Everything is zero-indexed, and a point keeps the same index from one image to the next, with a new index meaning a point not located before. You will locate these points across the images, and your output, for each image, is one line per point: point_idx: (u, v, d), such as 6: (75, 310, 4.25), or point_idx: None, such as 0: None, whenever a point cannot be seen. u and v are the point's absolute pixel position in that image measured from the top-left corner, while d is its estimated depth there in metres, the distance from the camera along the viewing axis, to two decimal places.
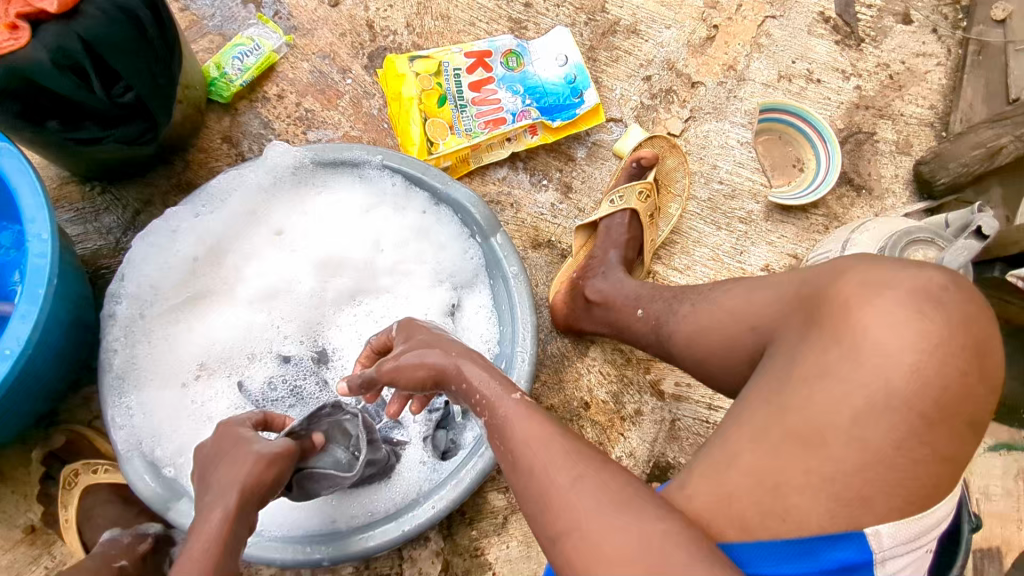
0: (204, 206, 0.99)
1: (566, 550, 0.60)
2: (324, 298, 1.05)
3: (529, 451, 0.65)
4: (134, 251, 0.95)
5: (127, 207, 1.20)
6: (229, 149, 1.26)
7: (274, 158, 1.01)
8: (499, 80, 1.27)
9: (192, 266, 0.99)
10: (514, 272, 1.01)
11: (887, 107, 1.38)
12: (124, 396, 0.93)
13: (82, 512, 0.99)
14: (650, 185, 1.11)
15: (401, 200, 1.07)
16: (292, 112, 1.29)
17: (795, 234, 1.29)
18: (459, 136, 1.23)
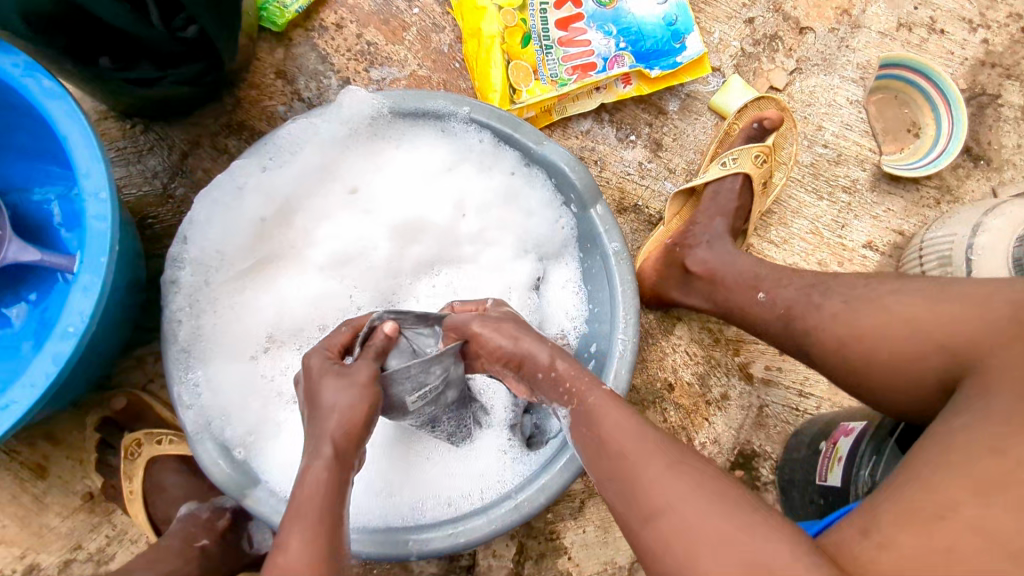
0: (272, 159, 0.87)
1: (660, 530, 0.58)
2: (401, 268, 0.97)
3: (618, 439, 0.63)
4: (198, 209, 0.85)
5: (173, 149, 1.08)
6: (284, 86, 1.12)
7: (350, 105, 0.88)
8: (590, 18, 1.11)
9: (260, 227, 0.91)
10: (615, 248, 0.90)
11: (1016, 66, 1.23)
12: (191, 372, 0.84)
13: (148, 484, 0.93)
14: (769, 149, 1.05)
15: (487, 159, 0.95)
16: (353, 45, 1.14)
17: (903, 208, 1.18)
18: (543, 83, 1.10)
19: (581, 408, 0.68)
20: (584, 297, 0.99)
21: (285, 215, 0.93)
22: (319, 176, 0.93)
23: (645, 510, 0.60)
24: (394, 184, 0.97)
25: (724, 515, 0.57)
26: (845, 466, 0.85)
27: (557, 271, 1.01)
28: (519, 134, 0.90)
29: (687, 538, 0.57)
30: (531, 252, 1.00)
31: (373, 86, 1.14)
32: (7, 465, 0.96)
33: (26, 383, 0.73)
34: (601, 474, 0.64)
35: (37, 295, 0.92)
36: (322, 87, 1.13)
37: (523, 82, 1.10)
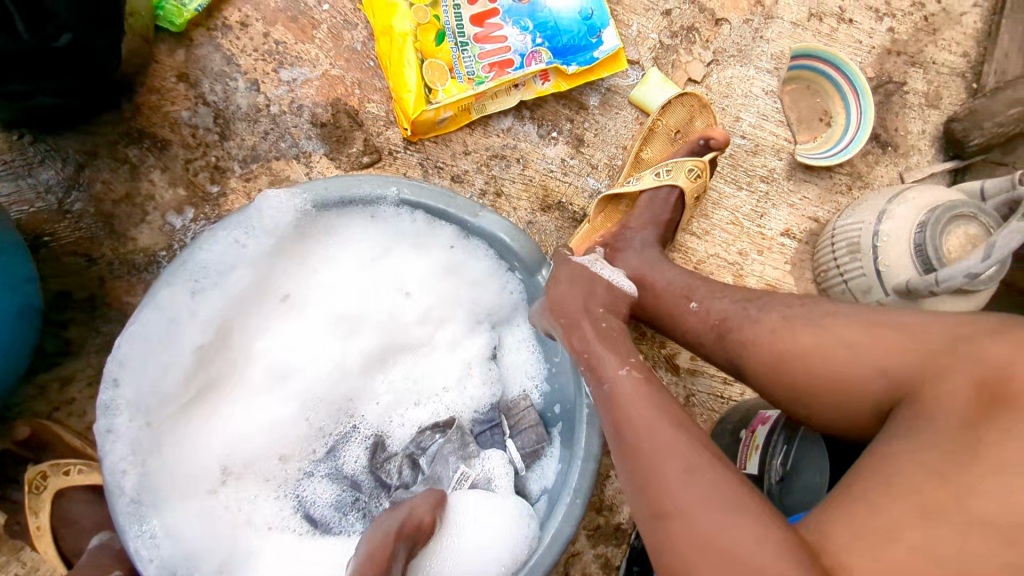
0: (200, 281, 0.80)
1: (671, 530, 0.59)
2: (352, 369, 0.92)
3: (642, 432, 0.65)
4: (124, 348, 0.76)
5: (67, 160, 1.02)
6: (187, 89, 1.07)
7: (272, 211, 0.83)
8: (506, 12, 1.09)
9: (197, 355, 0.83)
10: None
11: (920, 54, 1.27)
12: (146, 522, 0.77)
13: (58, 518, 0.88)
14: (703, 163, 1.05)
15: (425, 241, 0.92)
16: (260, 45, 1.10)
17: (817, 196, 1.21)
18: (459, 82, 1.08)
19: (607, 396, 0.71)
20: (540, 357, 0.98)
21: (226, 337, 0.86)
22: (252, 289, 0.86)
23: (656, 512, 0.61)
24: (331, 278, 0.92)
25: (732, 515, 0.58)
26: (761, 453, 0.87)
27: (510, 334, 1.00)
28: (454, 209, 0.87)
29: (696, 540, 0.58)
30: (483, 321, 0.98)
31: (283, 87, 1.09)
32: None
33: None
34: (622, 472, 0.65)
35: None
36: (228, 90, 1.08)
37: (439, 79, 1.07)
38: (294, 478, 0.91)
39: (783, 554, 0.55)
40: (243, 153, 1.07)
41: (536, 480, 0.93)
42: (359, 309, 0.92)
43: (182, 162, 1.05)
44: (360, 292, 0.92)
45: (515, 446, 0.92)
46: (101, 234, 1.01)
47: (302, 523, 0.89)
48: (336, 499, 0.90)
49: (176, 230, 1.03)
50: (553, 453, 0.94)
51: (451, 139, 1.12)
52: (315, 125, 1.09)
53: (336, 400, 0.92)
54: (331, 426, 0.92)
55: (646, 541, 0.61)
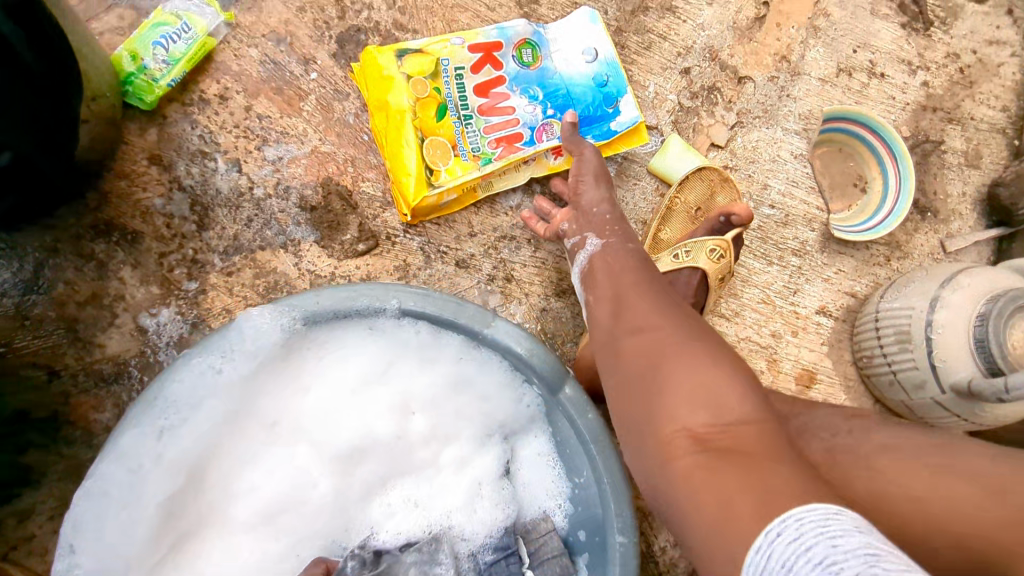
0: (169, 420, 0.69)
1: (640, 342, 0.72)
2: (349, 497, 0.80)
3: (626, 280, 0.80)
4: (81, 510, 0.66)
5: (23, 259, 0.90)
6: (160, 173, 0.96)
7: (255, 333, 0.73)
8: (512, 82, 1.00)
9: (169, 502, 0.71)
10: (596, 432, 0.78)
11: (958, 109, 1.18)
12: None
13: None
14: (726, 244, 0.94)
15: (428, 351, 0.81)
16: (241, 120, 0.99)
17: (854, 268, 1.11)
18: (462, 160, 0.98)
19: (607, 263, 0.85)
20: (561, 473, 0.85)
21: (201, 475, 0.74)
22: (231, 419, 0.75)
23: (630, 331, 0.74)
24: (321, 398, 0.79)
25: (702, 352, 0.68)
26: None
27: (525, 446, 0.87)
28: (463, 319, 0.77)
29: (664, 351, 0.69)
30: (496, 433, 0.86)
31: (267, 167, 0.99)
32: None
33: None
34: (603, 311, 0.80)
35: None
36: (206, 172, 0.97)
37: (440, 158, 0.97)
38: None
39: (745, 394, 0.63)
40: (224, 243, 0.96)
41: None
42: (357, 432, 0.80)
43: (155, 256, 0.94)
44: (355, 412, 0.81)
45: None
46: (64, 341, 0.90)
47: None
48: None
49: (148, 333, 0.92)
50: None
51: (455, 219, 1.01)
52: (304, 209, 0.98)
53: (330, 531, 0.80)
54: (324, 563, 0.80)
55: (609, 361, 0.75)
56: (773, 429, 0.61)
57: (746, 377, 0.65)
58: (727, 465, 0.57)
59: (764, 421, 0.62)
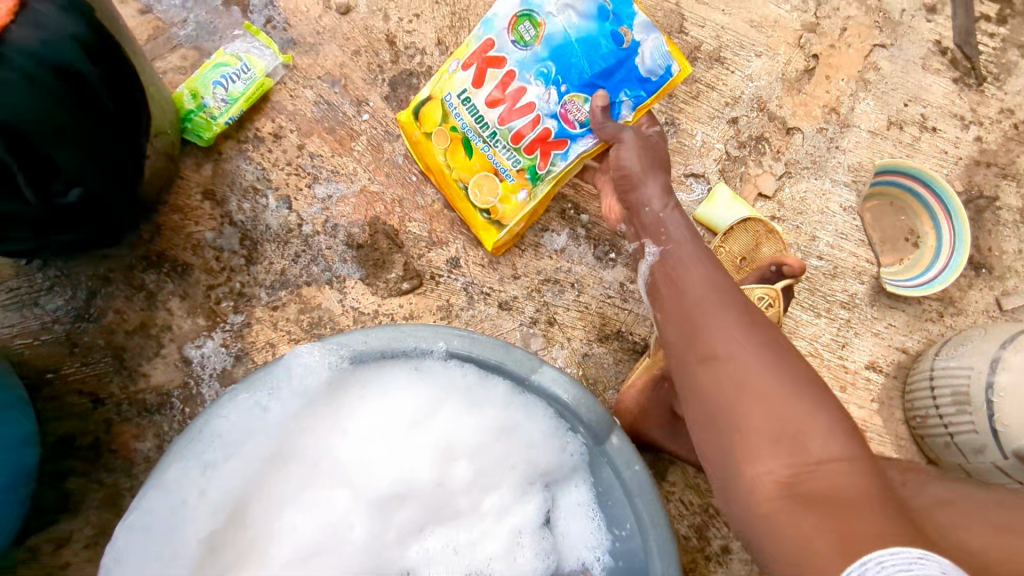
0: (214, 453, 0.69)
1: (719, 369, 0.70)
2: (387, 540, 0.78)
3: (698, 290, 0.78)
4: (124, 542, 0.66)
5: (78, 288, 0.92)
6: (213, 208, 0.98)
7: (304, 370, 0.72)
8: (518, 67, 0.91)
9: (208, 539, 0.71)
10: (643, 488, 0.75)
11: (1012, 164, 1.16)
12: None
13: None
14: (776, 292, 0.92)
15: (474, 394, 0.80)
16: (293, 158, 1.01)
17: (906, 323, 1.08)
18: (508, 179, 0.93)
19: (675, 270, 0.83)
20: (601, 526, 0.82)
21: (241, 512, 0.74)
22: (274, 456, 0.74)
23: (707, 355, 0.72)
24: (361, 438, 0.78)
25: (788, 385, 0.66)
26: None
27: (566, 496, 0.85)
28: (510, 363, 0.76)
29: (745, 380, 0.67)
30: (538, 482, 0.84)
31: (317, 205, 1.00)
32: None
33: None
34: (673, 329, 0.79)
35: None
36: (257, 208, 0.99)
37: (491, 188, 0.94)
38: None
39: (833, 433, 0.62)
40: (271, 278, 0.97)
41: None
42: (397, 474, 0.78)
43: (203, 288, 0.95)
44: (397, 453, 0.79)
45: None
46: (110, 369, 0.91)
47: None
48: None
49: (192, 364, 0.93)
50: None
51: (498, 262, 1.02)
52: (351, 246, 0.99)
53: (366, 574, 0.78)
54: None
55: (683, 383, 0.74)
56: (859, 465, 0.61)
57: (832, 410, 0.64)
58: (816, 515, 0.57)
59: (856, 457, 0.61)
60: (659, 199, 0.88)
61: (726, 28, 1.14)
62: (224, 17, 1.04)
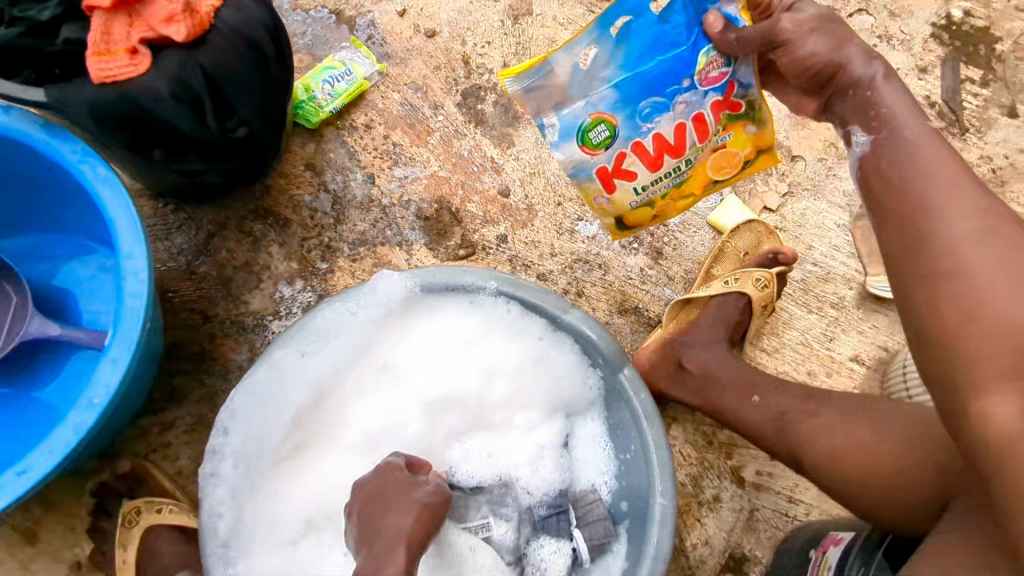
0: (309, 344, 0.89)
1: (937, 284, 0.63)
2: (435, 437, 0.96)
3: (942, 185, 0.65)
4: (239, 400, 0.85)
5: (201, 229, 1.15)
6: (312, 177, 1.20)
7: (385, 289, 0.92)
8: (626, 116, 0.80)
9: (299, 411, 0.90)
10: (647, 413, 0.92)
11: None
12: (232, 566, 0.83)
13: (142, 554, 0.94)
14: (771, 275, 1.11)
15: (516, 328, 0.98)
16: (379, 145, 1.24)
17: (888, 326, 1.24)
18: (733, 140, 0.85)
19: (904, 149, 0.68)
20: (611, 454, 1.00)
21: (324, 398, 0.93)
22: (354, 358, 0.94)
23: (933, 265, 0.64)
24: (422, 354, 0.97)
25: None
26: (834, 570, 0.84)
27: (583, 426, 1.03)
28: (546, 303, 0.95)
29: (989, 286, 0.60)
30: (560, 410, 1.02)
31: (395, 182, 1.22)
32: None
33: (47, 448, 0.74)
34: (894, 234, 0.67)
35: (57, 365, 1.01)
36: (347, 181, 1.21)
37: (729, 155, 0.87)
38: None
39: None
40: (353, 236, 1.18)
41: None
42: (449, 385, 0.97)
43: (298, 239, 1.17)
44: (450, 369, 0.97)
45: (582, 537, 0.94)
46: (219, 295, 1.12)
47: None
48: None
49: (283, 298, 1.13)
50: (619, 550, 0.95)
51: (539, 241, 1.22)
52: (419, 218, 1.21)
53: None
54: None
55: (900, 306, 0.67)
56: None
57: None
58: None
59: None
60: (864, 64, 0.71)
61: None
62: (336, 32, 1.30)
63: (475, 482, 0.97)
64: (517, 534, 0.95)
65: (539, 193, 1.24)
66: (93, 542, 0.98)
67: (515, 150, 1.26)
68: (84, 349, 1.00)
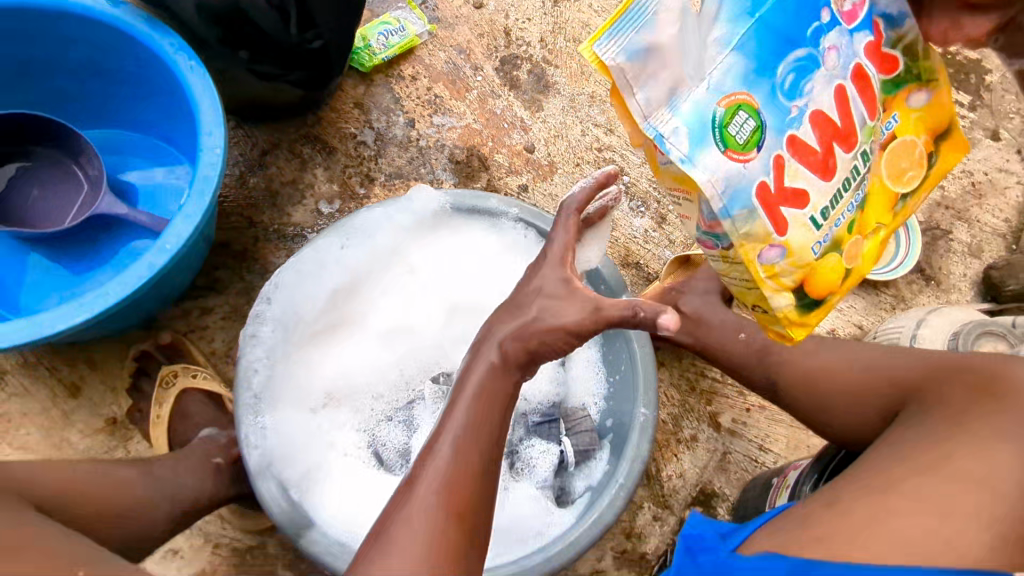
0: (348, 238, 1.01)
1: None
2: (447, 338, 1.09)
3: None
4: (283, 275, 0.97)
5: (256, 145, 1.27)
6: (359, 115, 1.34)
7: (419, 201, 1.03)
8: (766, 93, 0.63)
9: (332, 296, 1.02)
10: (639, 337, 1.04)
11: (965, 211, 1.46)
12: (259, 416, 0.93)
13: (175, 411, 1.04)
14: None
15: (528, 253, 1.08)
16: (422, 95, 1.37)
17: (864, 307, 1.36)
18: (901, 126, 0.74)
19: None
20: (602, 377, 1.11)
21: (355, 290, 1.04)
22: (385, 259, 1.05)
23: None
24: (445, 266, 1.09)
25: None
26: (790, 489, 0.99)
27: (580, 351, 1.13)
28: None
29: None
30: None
31: (433, 128, 1.35)
32: (46, 379, 1.10)
33: (122, 281, 0.85)
34: None
35: (116, 243, 1.12)
36: (391, 122, 1.34)
37: (906, 148, 0.74)
38: (377, 430, 1.04)
39: None
40: (390, 169, 1.31)
41: (581, 478, 1.05)
42: (465, 294, 1.08)
43: (342, 166, 1.29)
44: (468, 281, 1.09)
45: (570, 441, 1.04)
46: (266, 203, 1.25)
47: (370, 459, 1.02)
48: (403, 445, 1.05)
49: (323, 215, 1.26)
50: (603, 458, 1.06)
51: (556, 195, 1.35)
52: (451, 162, 1.34)
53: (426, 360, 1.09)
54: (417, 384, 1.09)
55: None
56: None
57: None
58: None
59: None
60: None
61: None
62: None
63: None
64: (511, 432, 1.07)
65: (560, 153, 1.38)
66: (131, 401, 1.09)
67: (542, 114, 1.40)
68: (142, 231, 1.12)
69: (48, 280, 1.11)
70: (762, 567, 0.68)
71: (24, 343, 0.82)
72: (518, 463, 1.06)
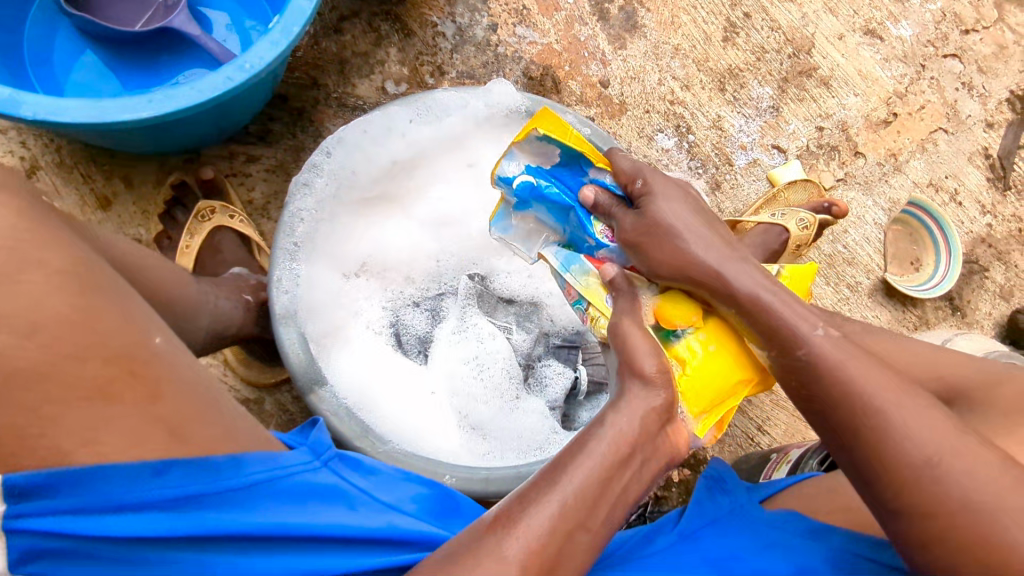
0: (420, 114, 0.95)
1: None
2: (489, 242, 1.07)
3: None
4: (349, 132, 0.93)
5: (335, 11, 1.23)
6: (444, 5, 1.27)
7: (498, 95, 0.96)
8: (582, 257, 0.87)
9: (390, 168, 0.99)
10: None
11: (1008, 253, 1.39)
12: (294, 264, 0.91)
13: (205, 245, 1.06)
14: (817, 218, 0.96)
15: None
16: (511, 2, 1.29)
17: (888, 319, 1.35)
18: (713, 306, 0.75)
19: None
20: None
21: (412, 168, 1.02)
22: (450, 146, 1.01)
23: None
24: None
25: None
26: (791, 465, 0.99)
27: None
28: None
29: None
30: None
31: (514, 38, 1.29)
32: (78, 185, 1.09)
33: (194, 88, 0.84)
34: None
35: (174, 68, 1.09)
36: (473, 21, 1.28)
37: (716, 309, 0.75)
38: (402, 313, 1.06)
39: None
40: (462, 68, 1.26)
41: (587, 410, 1.03)
42: None
43: (416, 52, 1.25)
44: None
45: (586, 370, 1.01)
46: (332, 69, 1.22)
47: (390, 338, 1.04)
48: (424, 333, 1.05)
49: (387, 95, 1.23)
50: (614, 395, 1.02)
51: (619, 136, 1.31)
52: (525, 76, 1.29)
53: (464, 258, 1.09)
54: (449, 279, 1.09)
55: None
56: None
57: None
58: None
59: None
60: None
61: (841, 67, 1.40)
62: None
63: (510, 294, 1.09)
64: (532, 346, 1.06)
65: (633, 95, 1.33)
66: (160, 226, 1.09)
67: (624, 52, 1.33)
68: (203, 63, 1.09)
69: (96, 83, 1.07)
70: (780, 524, 0.71)
71: (83, 122, 0.80)
72: (533, 380, 1.04)
